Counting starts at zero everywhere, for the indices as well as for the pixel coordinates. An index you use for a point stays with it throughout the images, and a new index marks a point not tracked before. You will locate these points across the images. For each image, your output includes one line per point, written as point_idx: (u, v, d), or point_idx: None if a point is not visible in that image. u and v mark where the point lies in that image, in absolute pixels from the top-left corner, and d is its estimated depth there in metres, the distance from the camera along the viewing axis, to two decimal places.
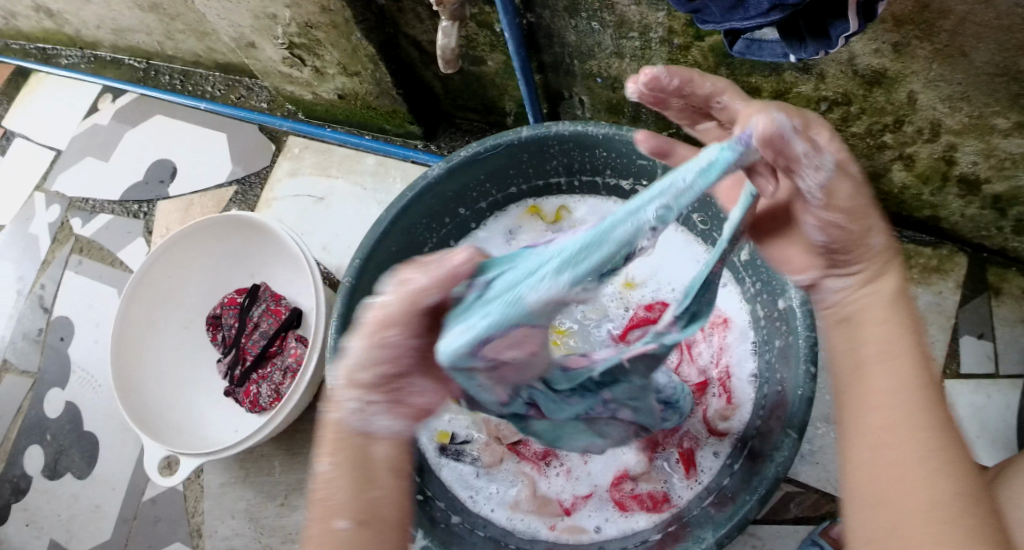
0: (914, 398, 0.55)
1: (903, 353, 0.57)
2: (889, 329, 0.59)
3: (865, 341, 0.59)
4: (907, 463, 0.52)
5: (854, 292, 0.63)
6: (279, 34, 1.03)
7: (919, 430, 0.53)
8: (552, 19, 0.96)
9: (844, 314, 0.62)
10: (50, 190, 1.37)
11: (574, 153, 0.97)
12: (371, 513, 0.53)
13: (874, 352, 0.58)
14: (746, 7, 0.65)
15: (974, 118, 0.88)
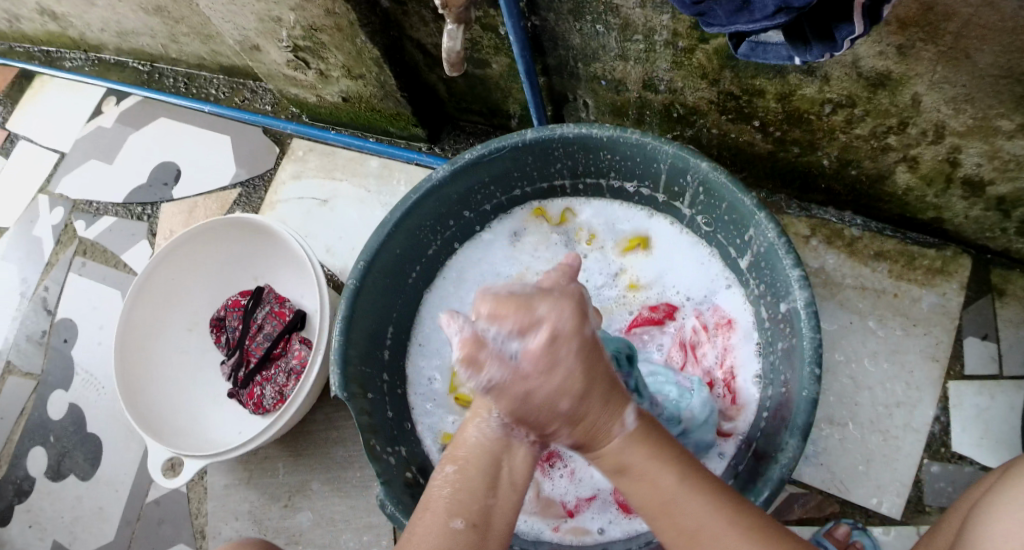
0: (688, 505, 0.66)
1: (656, 481, 0.66)
2: (646, 465, 0.67)
3: (625, 464, 0.68)
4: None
5: (637, 442, 0.68)
6: (284, 37, 1.03)
7: (702, 532, 0.65)
8: (557, 22, 0.96)
9: (620, 466, 0.68)
10: (54, 192, 1.38)
11: (578, 155, 0.97)
12: (480, 516, 0.69)
13: (638, 474, 0.67)
14: (751, 9, 0.65)
15: (978, 120, 0.88)
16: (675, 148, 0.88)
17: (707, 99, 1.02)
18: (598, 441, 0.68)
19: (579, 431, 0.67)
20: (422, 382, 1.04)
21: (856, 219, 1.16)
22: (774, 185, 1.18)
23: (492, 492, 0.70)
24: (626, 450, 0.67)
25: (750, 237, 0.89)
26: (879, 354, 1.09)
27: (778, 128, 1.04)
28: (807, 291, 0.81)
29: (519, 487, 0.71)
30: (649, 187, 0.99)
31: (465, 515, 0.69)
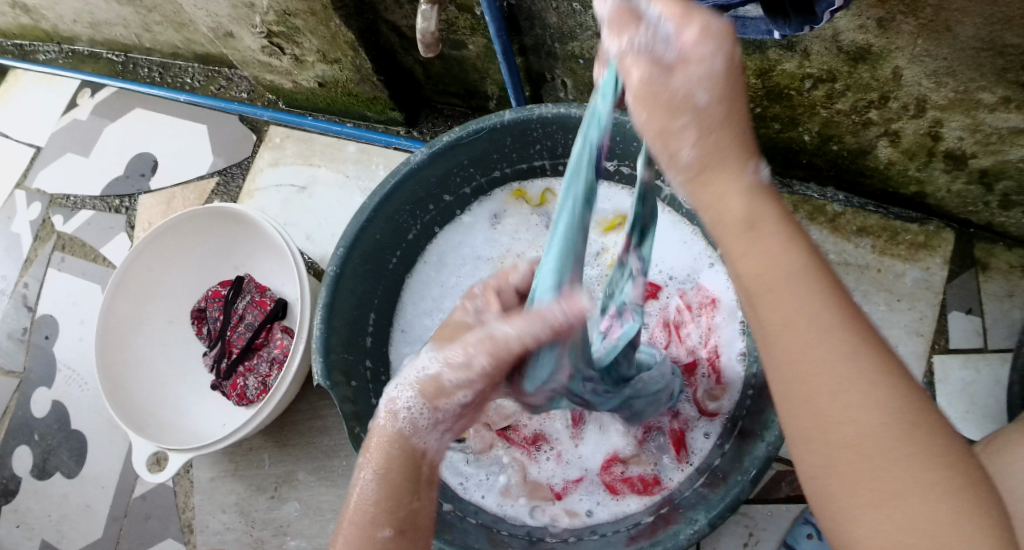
0: (801, 298, 0.49)
1: (774, 252, 0.49)
2: (774, 243, 0.50)
3: (749, 230, 0.50)
4: (821, 374, 0.48)
5: (760, 198, 0.50)
6: (258, 22, 1.02)
7: (805, 336, 0.48)
8: (533, 0, 0.95)
9: (745, 224, 0.50)
10: (31, 187, 1.36)
11: (557, 136, 0.96)
12: (408, 522, 0.59)
13: (760, 250, 0.50)
14: None
15: (960, 94, 0.88)
16: None
17: None
18: (710, 173, 0.51)
19: (697, 144, 0.50)
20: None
21: (837, 195, 1.16)
22: None
23: (415, 495, 0.60)
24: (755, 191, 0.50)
25: None
26: None
27: (758, 104, 1.03)
28: None
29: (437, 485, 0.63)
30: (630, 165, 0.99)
31: (393, 521, 0.58)
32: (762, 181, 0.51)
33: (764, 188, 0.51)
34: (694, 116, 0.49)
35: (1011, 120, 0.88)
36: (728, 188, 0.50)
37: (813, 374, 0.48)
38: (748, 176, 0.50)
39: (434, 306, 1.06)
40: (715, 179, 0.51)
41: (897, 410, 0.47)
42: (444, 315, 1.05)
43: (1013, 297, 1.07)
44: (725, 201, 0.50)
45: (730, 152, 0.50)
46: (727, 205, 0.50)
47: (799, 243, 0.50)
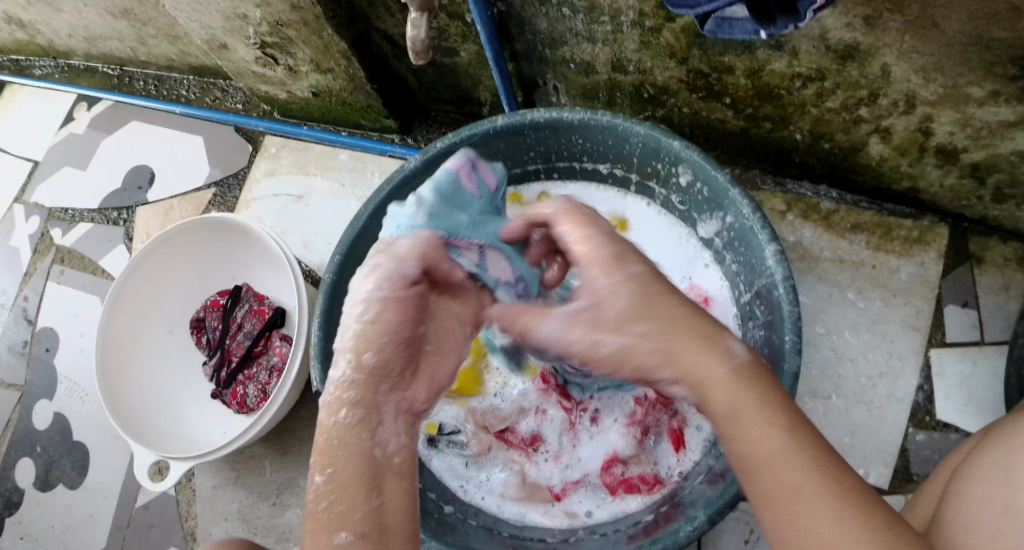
0: (786, 456, 0.57)
1: (765, 433, 0.58)
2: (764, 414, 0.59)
3: (737, 409, 0.60)
4: (801, 477, 0.56)
5: (734, 373, 0.61)
6: (251, 34, 1.03)
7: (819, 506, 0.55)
8: (523, 6, 0.96)
9: (719, 407, 0.61)
10: (29, 201, 1.36)
11: (551, 141, 0.98)
12: (370, 524, 0.59)
13: (732, 411, 0.60)
14: None
15: (949, 89, 0.88)
16: (645, 128, 0.90)
17: (677, 78, 1.02)
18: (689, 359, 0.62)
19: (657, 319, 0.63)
20: (486, 475, 0.98)
21: (830, 192, 1.16)
22: (747, 161, 1.18)
23: (374, 493, 0.60)
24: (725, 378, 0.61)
25: (723, 214, 0.92)
26: (859, 326, 1.10)
27: (748, 105, 1.03)
28: (785, 265, 0.84)
29: (405, 477, 0.63)
30: (622, 168, 1.01)
31: (351, 525, 0.59)
32: (738, 359, 0.61)
33: (741, 365, 0.61)
34: (637, 296, 0.63)
35: (1001, 114, 0.89)
36: (701, 378, 0.61)
37: (819, 524, 0.55)
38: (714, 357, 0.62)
39: None
40: (696, 355, 0.62)
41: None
42: None
43: (1007, 290, 1.07)
44: (703, 388, 0.62)
45: (699, 337, 0.62)
46: (707, 387, 0.61)
47: (791, 424, 0.58)
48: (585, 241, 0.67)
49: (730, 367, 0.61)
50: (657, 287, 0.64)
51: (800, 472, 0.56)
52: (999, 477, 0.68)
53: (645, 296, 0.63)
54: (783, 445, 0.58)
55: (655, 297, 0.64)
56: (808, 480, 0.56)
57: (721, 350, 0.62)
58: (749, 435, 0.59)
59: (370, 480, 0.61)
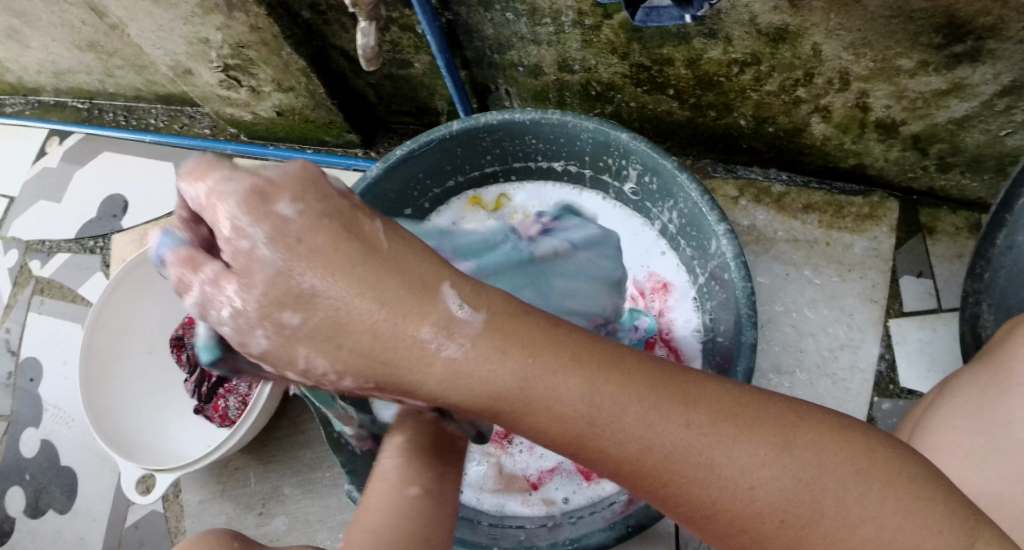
0: (614, 426, 0.49)
1: (565, 410, 0.49)
2: (553, 382, 0.49)
3: (538, 398, 0.49)
4: (636, 440, 0.49)
5: (477, 349, 0.49)
6: (214, 57, 1.07)
7: (681, 463, 0.49)
8: (469, 14, 1.00)
9: (500, 404, 0.49)
10: (6, 236, 1.39)
11: (506, 143, 1.02)
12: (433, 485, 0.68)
13: (541, 409, 0.49)
14: None
15: (879, 62, 0.93)
16: (594, 123, 0.93)
17: (621, 73, 1.06)
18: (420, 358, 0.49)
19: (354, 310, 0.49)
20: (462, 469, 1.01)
21: (780, 175, 1.20)
22: (698, 151, 1.23)
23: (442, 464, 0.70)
24: (472, 359, 0.49)
25: (672, 200, 0.96)
26: (818, 302, 1.14)
27: (692, 95, 1.08)
28: (734, 242, 0.87)
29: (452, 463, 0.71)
30: (576, 165, 1.05)
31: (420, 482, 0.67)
32: (469, 328, 0.49)
33: (479, 335, 0.49)
34: (296, 260, 0.48)
35: (932, 83, 0.93)
36: (428, 383, 0.50)
37: (724, 479, 0.49)
38: (426, 337, 0.49)
39: None
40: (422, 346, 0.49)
41: (773, 475, 0.49)
42: None
43: (960, 257, 1.12)
44: (459, 389, 0.50)
45: (390, 315, 0.49)
46: (451, 390, 0.49)
47: (584, 381, 0.49)
48: (216, 210, 0.49)
49: (470, 344, 0.49)
50: (322, 240, 0.49)
51: (667, 433, 0.49)
52: (959, 424, 0.74)
53: (300, 262, 0.48)
54: (599, 409, 0.49)
55: (318, 258, 0.48)
56: (683, 439, 0.49)
57: (433, 323, 0.49)
58: (586, 417, 0.49)
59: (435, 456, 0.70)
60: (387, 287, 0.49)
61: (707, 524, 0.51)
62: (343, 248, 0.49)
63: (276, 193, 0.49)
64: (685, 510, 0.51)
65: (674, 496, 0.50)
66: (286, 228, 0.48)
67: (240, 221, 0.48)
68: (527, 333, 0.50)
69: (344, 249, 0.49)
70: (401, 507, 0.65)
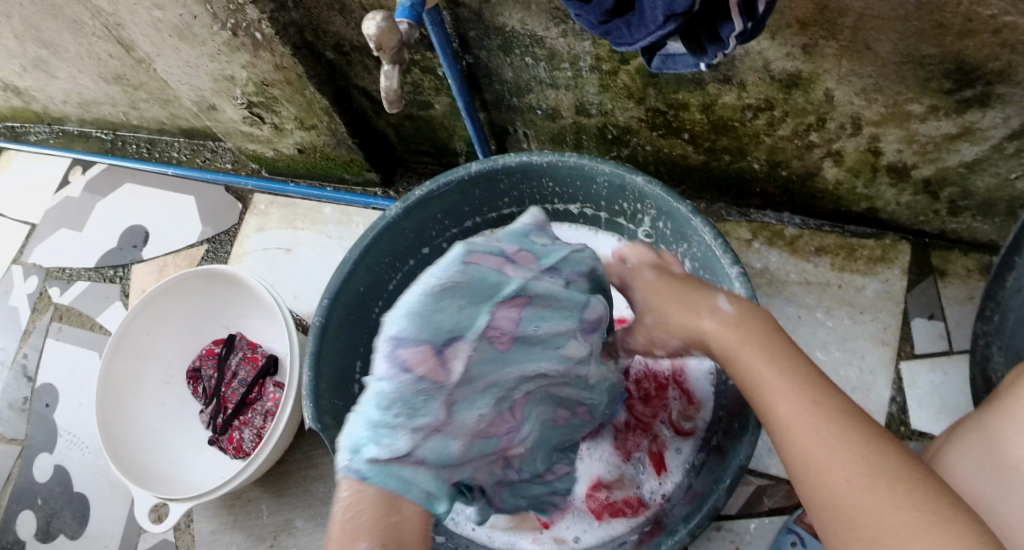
0: (783, 385, 0.66)
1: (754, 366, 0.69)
2: (755, 349, 0.70)
3: (741, 359, 0.70)
4: (787, 399, 0.65)
5: (732, 325, 0.72)
6: (238, 94, 1.10)
7: (808, 425, 0.63)
8: (489, 58, 1.03)
9: (725, 356, 0.72)
10: (26, 262, 1.41)
11: (522, 185, 1.04)
12: (389, 536, 0.59)
13: (747, 359, 0.69)
14: (646, 22, 0.70)
15: (890, 108, 0.94)
16: (610, 167, 0.95)
17: (637, 117, 1.08)
18: (684, 326, 0.75)
19: (667, 301, 0.78)
20: (469, 506, 1.01)
21: (794, 218, 1.22)
22: (713, 194, 1.24)
23: (394, 510, 0.60)
24: (716, 326, 0.73)
25: (686, 244, 0.98)
26: (830, 344, 1.14)
27: (707, 139, 1.09)
28: (747, 286, 0.87)
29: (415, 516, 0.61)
30: (592, 207, 1.07)
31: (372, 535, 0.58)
32: (723, 312, 0.74)
33: (733, 317, 0.73)
34: (664, 283, 0.80)
35: (942, 128, 0.94)
36: (704, 335, 0.74)
37: (838, 455, 0.60)
38: (705, 320, 0.74)
39: None
40: (689, 326, 0.75)
41: (861, 456, 0.60)
42: None
43: (971, 300, 1.12)
44: (711, 346, 0.74)
45: (689, 307, 0.76)
46: (716, 337, 0.73)
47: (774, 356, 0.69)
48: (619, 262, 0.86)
49: (723, 321, 0.73)
50: (679, 283, 0.79)
51: (806, 408, 0.64)
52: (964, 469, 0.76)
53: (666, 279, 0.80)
54: (769, 374, 0.67)
55: (676, 288, 0.78)
56: (817, 412, 0.63)
57: (705, 312, 0.74)
58: (761, 380, 0.68)
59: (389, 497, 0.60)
60: (678, 296, 0.77)
61: (804, 487, 0.62)
62: (687, 287, 0.78)
63: (664, 264, 0.83)
64: (798, 471, 0.63)
65: (798, 453, 0.62)
66: (649, 266, 0.83)
67: (632, 266, 0.84)
68: (764, 332, 0.72)
69: (695, 290, 0.77)
70: None
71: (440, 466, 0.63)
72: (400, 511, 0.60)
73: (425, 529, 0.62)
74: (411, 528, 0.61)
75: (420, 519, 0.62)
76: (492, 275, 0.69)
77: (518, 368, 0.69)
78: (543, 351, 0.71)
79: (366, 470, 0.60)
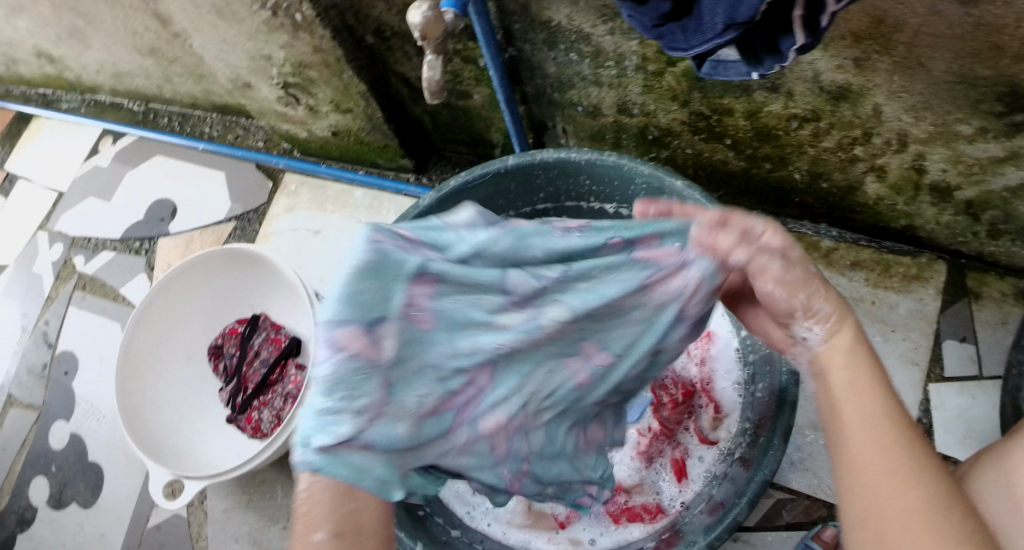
0: (876, 409, 0.62)
1: (862, 388, 0.63)
2: (868, 374, 0.64)
3: (838, 376, 0.65)
4: (874, 423, 0.61)
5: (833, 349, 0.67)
6: (275, 74, 1.09)
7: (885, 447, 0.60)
8: (533, 52, 1.01)
9: (825, 370, 0.67)
10: (52, 229, 1.41)
11: (559, 182, 1.03)
12: (348, 524, 0.58)
13: (855, 381, 0.64)
14: (702, 29, 0.66)
15: (939, 126, 0.92)
16: (650, 169, 0.94)
17: (679, 120, 1.06)
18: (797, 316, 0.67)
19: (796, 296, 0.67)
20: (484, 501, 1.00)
21: (830, 230, 1.20)
22: (750, 202, 1.22)
23: (350, 499, 0.59)
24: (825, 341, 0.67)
25: None
26: None
27: (748, 146, 1.07)
28: None
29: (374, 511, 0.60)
30: (628, 208, 1.05)
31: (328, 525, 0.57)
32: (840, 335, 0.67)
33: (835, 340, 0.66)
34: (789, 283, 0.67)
35: (990, 150, 0.92)
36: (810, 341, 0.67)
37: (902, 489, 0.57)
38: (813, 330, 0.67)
39: None
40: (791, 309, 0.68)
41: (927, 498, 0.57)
42: None
43: (1005, 325, 1.10)
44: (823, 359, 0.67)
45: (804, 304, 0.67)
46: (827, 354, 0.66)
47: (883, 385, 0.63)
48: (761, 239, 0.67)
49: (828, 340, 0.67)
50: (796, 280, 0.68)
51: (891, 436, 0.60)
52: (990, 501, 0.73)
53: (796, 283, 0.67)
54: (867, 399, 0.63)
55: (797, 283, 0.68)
56: (902, 444, 0.60)
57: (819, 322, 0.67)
58: (851, 396, 0.63)
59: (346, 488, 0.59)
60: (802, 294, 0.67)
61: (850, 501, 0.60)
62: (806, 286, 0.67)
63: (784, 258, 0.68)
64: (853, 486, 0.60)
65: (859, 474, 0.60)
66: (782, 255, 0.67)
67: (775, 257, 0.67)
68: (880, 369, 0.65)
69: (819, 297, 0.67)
70: None
71: (392, 450, 0.62)
72: (357, 498, 0.59)
73: (386, 517, 0.60)
74: (370, 518, 0.59)
75: (380, 507, 0.60)
76: (393, 253, 0.64)
77: (450, 346, 0.66)
78: (473, 323, 0.67)
79: (318, 460, 0.59)
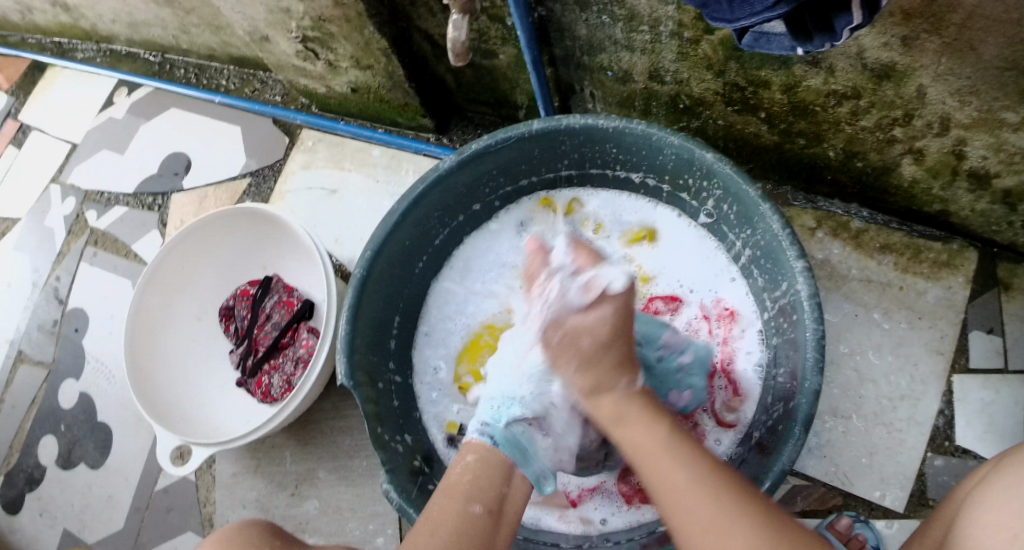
0: (671, 458, 0.67)
1: (649, 432, 0.70)
2: (642, 421, 0.72)
3: (625, 421, 0.72)
4: (668, 465, 0.67)
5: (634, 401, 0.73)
6: (294, 27, 1.05)
7: (677, 484, 0.65)
8: (563, 12, 0.97)
9: (615, 418, 0.73)
10: (65, 182, 1.39)
11: (584, 148, 0.99)
12: (496, 503, 0.73)
13: (640, 432, 0.71)
14: (751, 2, 0.62)
15: (984, 112, 0.88)
16: (680, 139, 0.89)
17: (712, 90, 1.02)
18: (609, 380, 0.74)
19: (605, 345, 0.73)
20: None
21: (861, 211, 1.16)
22: (780, 177, 1.19)
23: (505, 483, 0.76)
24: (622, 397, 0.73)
25: (749, 228, 0.93)
26: (884, 348, 1.10)
27: (783, 120, 1.04)
28: (811, 282, 0.82)
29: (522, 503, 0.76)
30: (654, 178, 1.01)
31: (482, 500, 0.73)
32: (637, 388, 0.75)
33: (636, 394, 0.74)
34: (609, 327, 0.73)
35: None
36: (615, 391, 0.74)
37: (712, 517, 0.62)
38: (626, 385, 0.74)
39: (457, 310, 1.08)
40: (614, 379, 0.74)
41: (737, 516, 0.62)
42: (466, 319, 1.07)
43: None
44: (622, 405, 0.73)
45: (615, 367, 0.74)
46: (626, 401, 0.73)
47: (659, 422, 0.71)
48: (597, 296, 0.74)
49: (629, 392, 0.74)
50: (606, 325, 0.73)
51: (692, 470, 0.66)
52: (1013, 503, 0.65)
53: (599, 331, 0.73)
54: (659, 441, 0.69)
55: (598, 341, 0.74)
56: (695, 476, 0.65)
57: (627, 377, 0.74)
58: (643, 444, 0.70)
59: (503, 471, 0.77)
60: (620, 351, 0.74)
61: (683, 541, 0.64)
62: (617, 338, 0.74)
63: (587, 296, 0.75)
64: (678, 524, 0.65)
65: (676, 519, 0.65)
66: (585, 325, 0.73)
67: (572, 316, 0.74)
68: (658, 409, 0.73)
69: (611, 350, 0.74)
70: (463, 520, 0.70)
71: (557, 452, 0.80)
72: (509, 485, 0.76)
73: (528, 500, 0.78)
74: (513, 504, 0.76)
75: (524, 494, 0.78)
76: None
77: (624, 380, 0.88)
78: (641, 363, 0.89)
79: (499, 437, 0.79)
